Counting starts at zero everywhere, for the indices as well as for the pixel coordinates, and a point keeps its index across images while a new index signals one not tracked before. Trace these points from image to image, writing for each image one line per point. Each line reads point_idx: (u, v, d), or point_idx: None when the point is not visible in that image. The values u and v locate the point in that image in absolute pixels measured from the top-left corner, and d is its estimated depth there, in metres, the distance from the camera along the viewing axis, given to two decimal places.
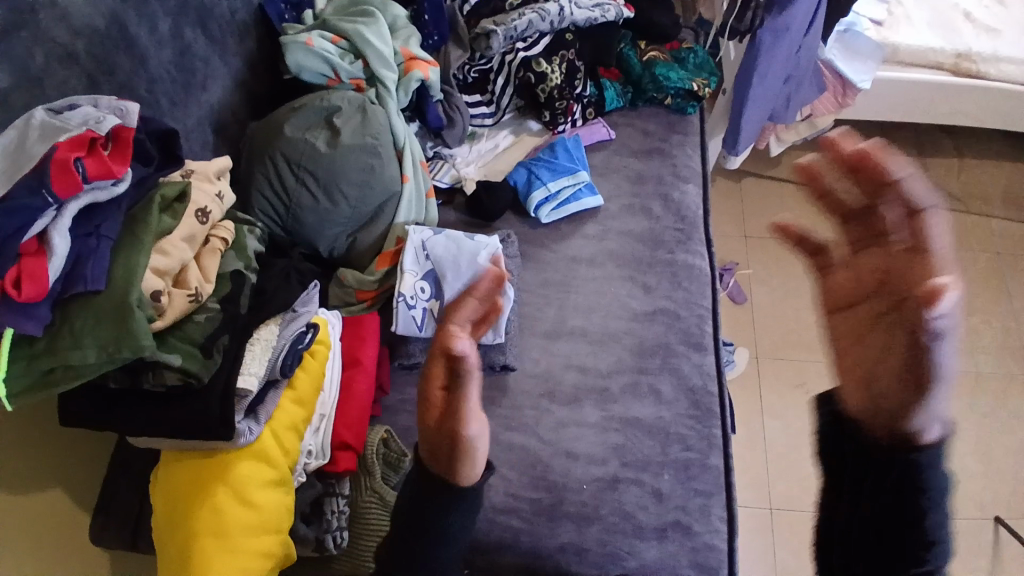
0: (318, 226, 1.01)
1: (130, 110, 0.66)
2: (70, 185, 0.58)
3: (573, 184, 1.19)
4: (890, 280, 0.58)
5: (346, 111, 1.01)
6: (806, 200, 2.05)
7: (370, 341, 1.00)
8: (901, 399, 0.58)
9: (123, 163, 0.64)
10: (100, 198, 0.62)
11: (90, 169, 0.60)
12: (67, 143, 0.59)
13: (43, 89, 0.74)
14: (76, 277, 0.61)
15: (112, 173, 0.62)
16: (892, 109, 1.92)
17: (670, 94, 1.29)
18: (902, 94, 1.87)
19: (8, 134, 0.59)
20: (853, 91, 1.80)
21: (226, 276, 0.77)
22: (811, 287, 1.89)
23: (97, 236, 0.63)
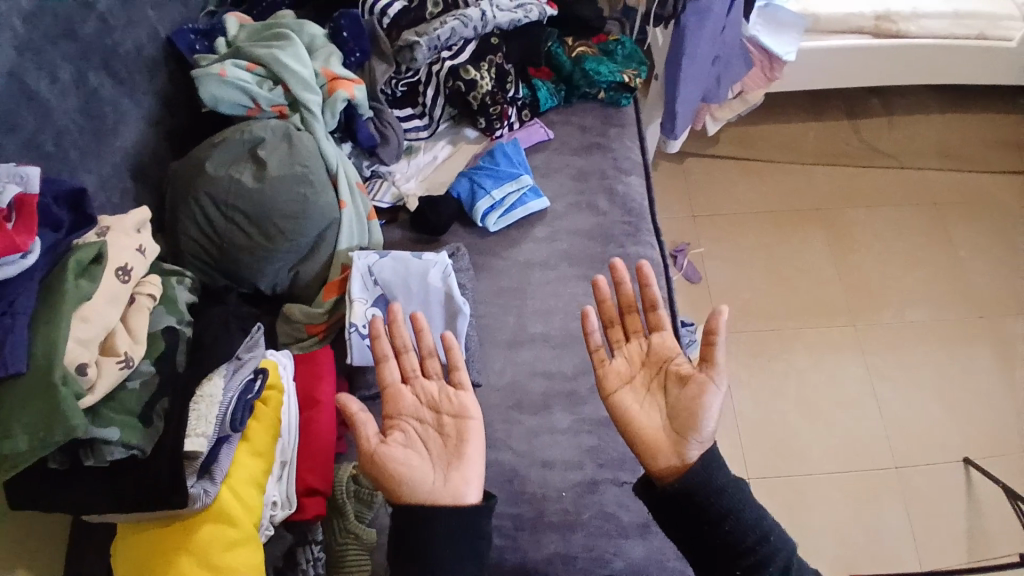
0: (257, 265, 0.96)
1: (31, 175, 0.61)
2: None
3: (517, 189, 1.17)
4: (645, 359, 0.84)
5: (271, 141, 0.96)
6: (747, 173, 2.09)
7: (327, 377, 0.96)
8: (674, 444, 0.79)
9: (30, 233, 0.59)
10: (9, 272, 0.58)
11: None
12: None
13: None
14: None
15: (17, 246, 0.57)
16: (817, 77, 1.97)
17: (603, 88, 1.28)
18: (826, 61, 1.92)
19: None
20: (780, 64, 1.84)
21: (158, 334, 0.74)
22: (762, 258, 1.93)
23: (11, 314, 0.58)
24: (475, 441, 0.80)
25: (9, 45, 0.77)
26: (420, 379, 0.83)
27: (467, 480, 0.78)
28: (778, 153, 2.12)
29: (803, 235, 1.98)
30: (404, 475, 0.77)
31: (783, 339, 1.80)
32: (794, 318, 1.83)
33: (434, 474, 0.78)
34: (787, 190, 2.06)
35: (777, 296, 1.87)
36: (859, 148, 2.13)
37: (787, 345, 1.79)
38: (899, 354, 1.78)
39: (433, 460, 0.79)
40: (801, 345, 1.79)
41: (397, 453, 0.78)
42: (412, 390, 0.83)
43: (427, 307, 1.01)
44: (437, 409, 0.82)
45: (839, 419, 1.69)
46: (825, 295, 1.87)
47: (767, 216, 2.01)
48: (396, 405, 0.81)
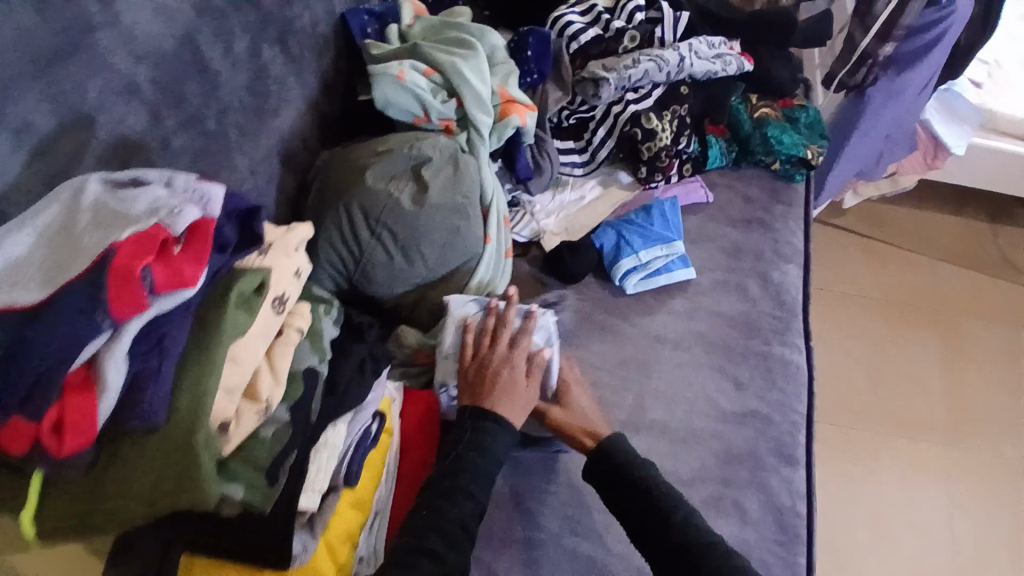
0: (390, 284, 0.90)
1: (212, 197, 0.52)
2: (134, 304, 0.46)
3: (665, 256, 1.06)
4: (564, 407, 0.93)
5: (436, 162, 0.87)
6: (870, 254, 1.93)
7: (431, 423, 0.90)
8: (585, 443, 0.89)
9: (198, 264, 0.50)
10: (168, 308, 0.49)
11: (159, 278, 0.47)
12: (131, 248, 0.46)
13: (93, 129, 0.59)
14: (132, 405, 0.49)
15: (184, 285, 0.48)
16: (981, 178, 1.78)
17: (780, 159, 1.15)
18: (992, 165, 1.74)
19: (55, 208, 0.49)
20: (946, 154, 1.68)
21: (298, 375, 0.66)
22: (869, 352, 1.77)
23: (160, 353, 0.50)
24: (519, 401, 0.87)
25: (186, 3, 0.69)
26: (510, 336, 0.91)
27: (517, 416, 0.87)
28: (907, 241, 1.96)
29: (916, 337, 1.80)
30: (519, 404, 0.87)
31: (870, 444, 1.64)
32: (886, 423, 1.67)
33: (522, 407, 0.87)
34: (912, 284, 1.88)
35: (874, 397, 1.71)
36: (996, 259, 1.94)
37: (875, 451, 1.64)
38: (997, 495, 1.60)
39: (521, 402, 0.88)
40: (889, 454, 1.63)
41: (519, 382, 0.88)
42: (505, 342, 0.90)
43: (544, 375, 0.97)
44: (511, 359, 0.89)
45: (911, 546, 1.54)
46: (925, 408, 1.70)
47: (883, 307, 1.84)
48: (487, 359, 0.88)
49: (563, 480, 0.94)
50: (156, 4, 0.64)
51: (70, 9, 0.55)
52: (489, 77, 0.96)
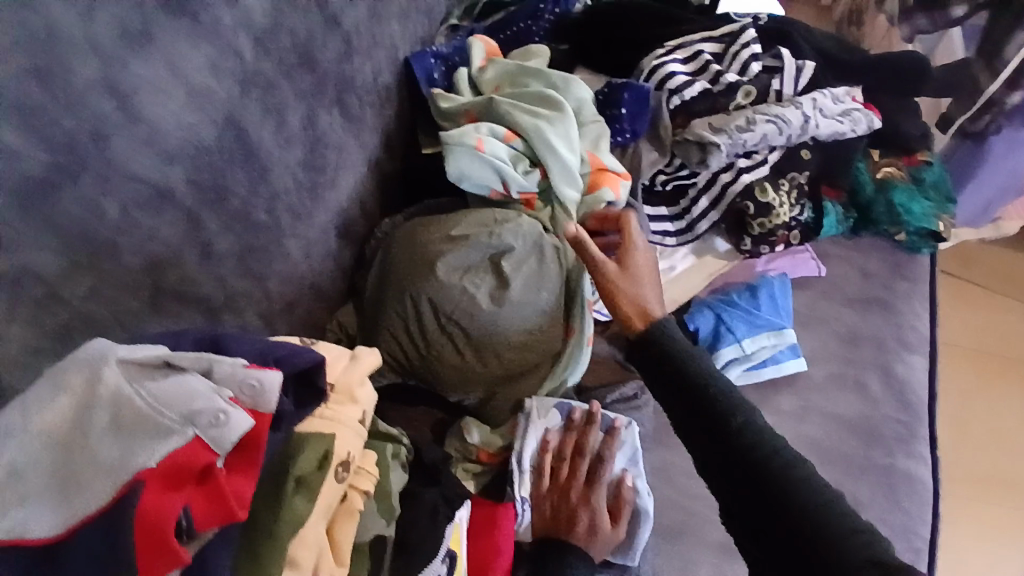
0: (460, 384, 0.78)
1: (268, 389, 0.40)
2: (173, 564, 0.34)
3: (774, 344, 0.90)
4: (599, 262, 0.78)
5: (520, 252, 0.73)
6: (957, 298, 1.72)
7: (505, 552, 0.72)
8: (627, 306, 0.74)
9: (248, 477, 0.39)
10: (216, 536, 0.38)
11: (198, 516, 0.36)
12: (164, 482, 0.35)
13: (118, 255, 0.49)
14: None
15: (232, 518, 0.37)
16: None
17: (907, 230, 0.99)
18: None
19: (64, 400, 0.36)
20: None
21: (363, 546, 0.54)
22: (953, 405, 1.58)
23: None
24: (605, 534, 0.76)
25: (230, 79, 0.56)
26: (587, 456, 0.78)
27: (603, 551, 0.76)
28: (1000, 285, 1.75)
29: (1005, 390, 1.60)
30: (603, 537, 0.76)
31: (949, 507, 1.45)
32: (967, 484, 1.48)
33: (608, 537, 0.76)
34: (1000, 332, 1.68)
35: (955, 453, 1.51)
36: None
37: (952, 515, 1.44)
38: None
39: (607, 535, 0.76)
40: (968, 517, 1.44)
41: (599, 503, 0.76)
42: (582, 462, 0.78)
43: None
44: (589, 483, 0.77)
45: None
46: (1014, 469, 1.50)
47: (973, 357, 1.64)
48: (564, 489, 0.78)
49: None
50: (186, 86, 0.52)
51: (77, 117, 0.43)
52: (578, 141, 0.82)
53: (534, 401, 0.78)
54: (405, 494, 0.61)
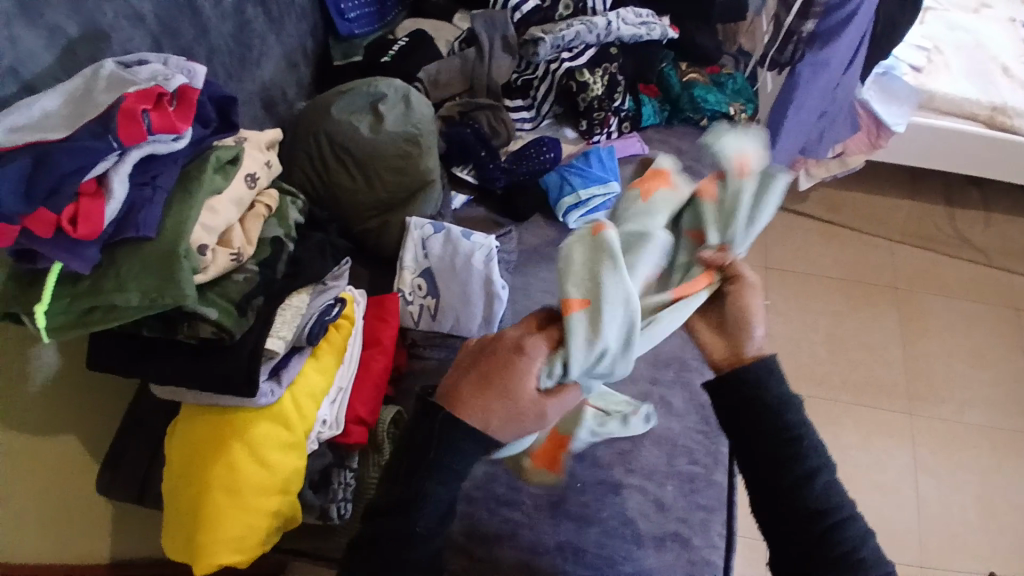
0: (354, 207, 1.05)
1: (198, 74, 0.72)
2: (136, 134, 0.64)
3: (603, 194, 1.20)
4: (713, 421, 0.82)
5: (391, 99, 1.03)
6: (829, 237, 1.97)
7: (392, 322, 1.01)
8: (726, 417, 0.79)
9: (185, 122, 0.70)
10: (159, 150, 0.68)
11: (155, 123, 0.66)
12: (136, 94, 0.64)
13: (108, 43, 0.77)
14: (127, 222, 0.66)
15: (173, 129, 0.68)
16: (918, 158, 1.82)
17: (707, 116, 1.31)
18: (925, 145, 1.78)
19: (77, 79, 0.65)
20: (887, 134, 1.72)
21: (266, 242, 0.81)
22: (827, 325, 1.81)
23: (151, 186, 0.68)
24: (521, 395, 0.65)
25: None
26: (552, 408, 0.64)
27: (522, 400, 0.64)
28: (863, 223, 1.99)
29: (876, 312, 1.83)
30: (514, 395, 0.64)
31: (831, 411, 1.67)
32: (848, 391, 1.70)
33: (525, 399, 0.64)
34: (868, 262, 1.92)
35: (835, 365, 1.74)
36: (952, 237, 1.96)
37: (835, 418, 1.66)
38: (954, 453, 1.62)
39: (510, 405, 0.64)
40: (850, 421, 1.66)
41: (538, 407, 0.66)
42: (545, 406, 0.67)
43: (467, 285, 1.05)
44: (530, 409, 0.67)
45: (877, 505, 1.55)
46: (884, 374, 1.73)
47: (843, 284, 1.88)
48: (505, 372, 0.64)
49: None
50: None
51: None
52: None
53: (413, 219, 1.06)
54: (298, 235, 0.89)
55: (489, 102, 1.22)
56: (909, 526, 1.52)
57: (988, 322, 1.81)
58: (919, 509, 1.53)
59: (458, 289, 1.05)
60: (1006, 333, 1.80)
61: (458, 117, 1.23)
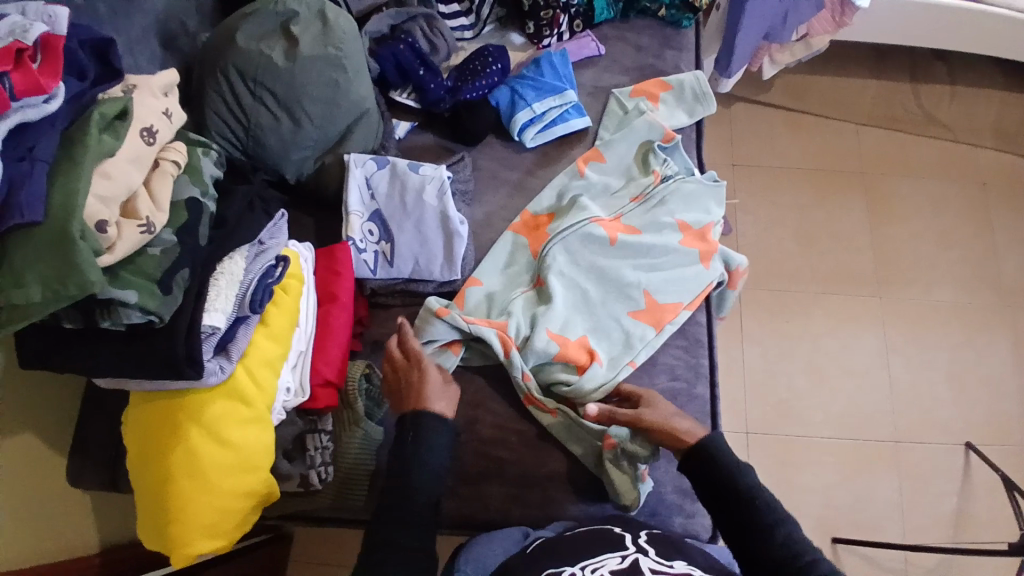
0: (283, 149, 0.92)
1: (59, 16, 0.60)
2: (0, 102, 0.53)
3: (560, 105, 1.09)
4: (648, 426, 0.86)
5: (305, 17, 0.90)
6: (796, 126, 1.90)
7: (346, 274, 0.93)
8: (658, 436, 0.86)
9: (54, 77, 0.58)
10: (31, 116, 0.57)
11: (17, 85, 0.55)
12: None
13: None
14: (9, 207, 0.56)
15: (41, 88, 0.57)
16: (889, 32, 1.71)
17: (665, 5, 1.18)
18: (893, 20, 1.67)
19: None
20: (852, 11, 1.59)
21: (181, 205, 0.71)
22: (796, 217, 1.78)
23: (30, 159, 0.58)
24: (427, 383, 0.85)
25: None
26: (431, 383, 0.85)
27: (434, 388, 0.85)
28: (829, 108, 1.92)
29: (844, 199, 1.80)
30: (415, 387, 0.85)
31: (803, 302, 1.68)
32: (818, 281, 1.71)
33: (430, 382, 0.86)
34: (834, 149, 1.87)
35: (805, 258, 1.73)
36: (917, 116, 1.91)
37: (807, 309, 1.67)
38: (921, 331, 1.66)
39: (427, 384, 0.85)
40: (821, 309, 1.67)
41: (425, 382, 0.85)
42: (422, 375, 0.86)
43: (422, 223, 0.97)
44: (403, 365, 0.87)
45: (849, 388, 1.60)
46: (853, 261, 1.73)
47: (810, 174, 1.83)
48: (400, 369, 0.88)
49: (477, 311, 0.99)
50: None
51: None
52: (576, 248, 1.00)
53: (351, 155, 0.97)
54: (221, 190, 0.79)
55: (422, 11, 1.09)
56: (880, 404, 1.58)
57: (952, 199, 1.81)
58: (888, 388, 1.59)
59: (413, 229, 0.97)
60: (969, 208, 1.80)
61: (389, 32, 1.09)
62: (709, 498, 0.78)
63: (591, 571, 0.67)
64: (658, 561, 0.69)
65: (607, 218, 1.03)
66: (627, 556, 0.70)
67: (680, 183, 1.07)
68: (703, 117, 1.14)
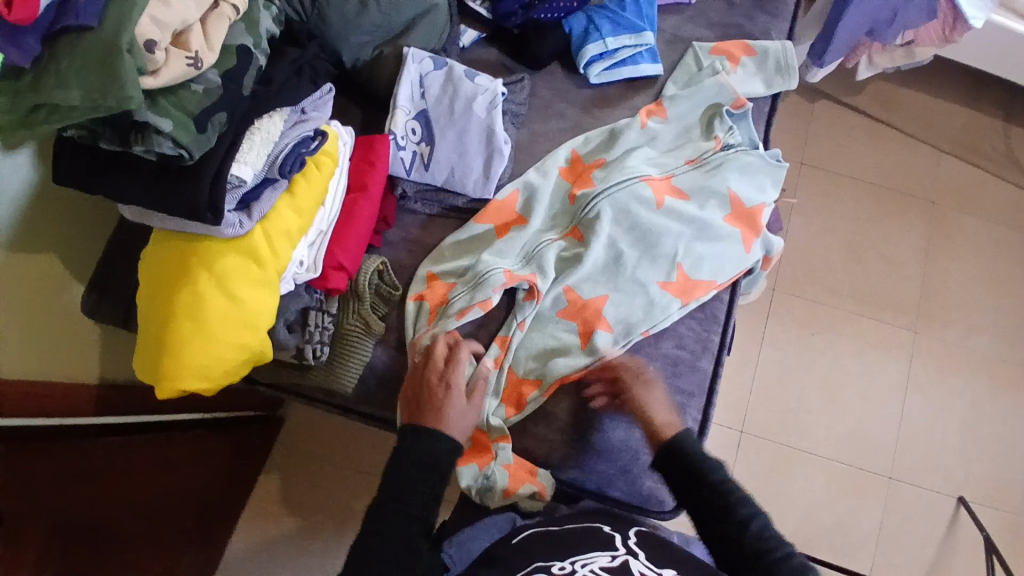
0: (345, 31, 0.89)
1: None
2: None
3: (634, 45, 1.04)
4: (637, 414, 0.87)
5: None
6: (875, 137, 1.79)
7: (380, 168, 0.91)
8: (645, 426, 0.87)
9: None
10: None
11: None
12: None
13: None
14: (67, 9, 0.57)
15: None
16: (1002, 59, 1.56)
17: None
18: (1012, 46, 1.52)
19: None
20: (965, 29, 1.46)
21: (232, 51, 0.69)
22: (851, 232, 1.70)
23: None
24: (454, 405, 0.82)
25: None
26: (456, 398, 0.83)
27: (452, 411, 0.82)
28: (916, 127, 1.80)
29: (906, 224, 1.71)
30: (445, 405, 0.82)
31: (835, 318, 1.62)
32: (855, 302, 1.64)
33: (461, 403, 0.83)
34: (910, 170, 1.76)
35: (849, 275, 1.66)
36: (1007, 156, 1.78)
37: (837, 326, 1.62)
38: (949, 377, 1.59)
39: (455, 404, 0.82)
40: (850, 330, 1.61)
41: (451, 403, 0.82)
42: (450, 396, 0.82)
43: (465, 134, 0.95)
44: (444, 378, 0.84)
45: (858, 413, 1.56)
46: (898, 290, 1.65)
47: (877, 191, 1.74)
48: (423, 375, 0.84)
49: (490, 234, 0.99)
50: None
51: None
52: (624, 202, 0.96)
53: (411, 49, 0.95)
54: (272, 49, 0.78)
55: None
56: (886, 436, 1.54)
57: (1019, 249, 1.70)
58: (898, 423, 1.54)
59: (455, 137, 0.95)
60: None
61: None
62: (683, 489, 0.81)
63: (579, 567, 0.68)
64: (647, 566, 0.68)
65: (656, 178, 0.99)
66: (617, 556, 0.70)
67: (739, 154, 1.02)
68: (780, 91, 1.08)
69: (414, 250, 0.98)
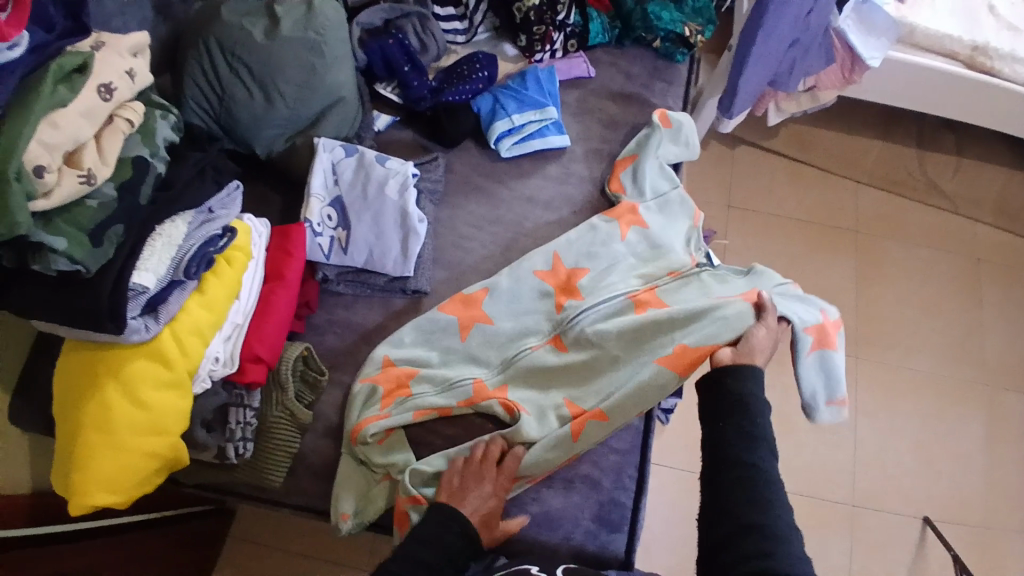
0: (255, 125, 0.94)
1: None
2: None
3: (540, 120, 1.11)
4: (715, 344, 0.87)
5: (291, 0, 0.92)
6: (796, 177, 1.90)
7: (297, 257, 0.93)
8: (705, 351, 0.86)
9: (20, 28, 0.59)
10: None
11: None
12: None
13: None
14: None
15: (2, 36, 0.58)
16: (897, 96, 1.69)
17: (660, 37, 1.19)
18: (904, 84, 1.65)
19: None
20: (862, 69, 1.58)
21: (128, 162, 0.72)
22: (784, 267, 1.77)
23: None
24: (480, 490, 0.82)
25: None
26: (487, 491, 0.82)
27: (476, 497, 0.81)
28: (833, 164, 1.92)
29: (834, 256, 1.80)
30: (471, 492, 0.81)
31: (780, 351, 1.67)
32: None
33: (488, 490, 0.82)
34: (832, 204, 1.87)
35: None
36: (921, 182, 1.90)
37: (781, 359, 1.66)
38: (894, 399, 1.64)
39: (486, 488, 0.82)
40: None
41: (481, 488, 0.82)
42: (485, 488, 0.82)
43: (380, 216, 0.99)
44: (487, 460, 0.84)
45: (814, 443, 1.59)
46: None
47: (804, 227, 1.83)
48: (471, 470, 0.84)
49: (414, 311, 1.01)
50: None
51: None
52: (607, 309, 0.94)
53: (321, 139, 0.98)
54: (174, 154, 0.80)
55: (415, 10, 1.12)
56: (842, 464, 1.57)
57: (942, 269, 1.80)
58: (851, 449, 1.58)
59: (371, 220, 0.99)
60: (957, 281, 1.79)
61: (383, 26, 1.13)
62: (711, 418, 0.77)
63: None
64: None
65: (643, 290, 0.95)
66: None
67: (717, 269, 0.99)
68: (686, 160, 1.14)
69: (341, 331, 0.99)
